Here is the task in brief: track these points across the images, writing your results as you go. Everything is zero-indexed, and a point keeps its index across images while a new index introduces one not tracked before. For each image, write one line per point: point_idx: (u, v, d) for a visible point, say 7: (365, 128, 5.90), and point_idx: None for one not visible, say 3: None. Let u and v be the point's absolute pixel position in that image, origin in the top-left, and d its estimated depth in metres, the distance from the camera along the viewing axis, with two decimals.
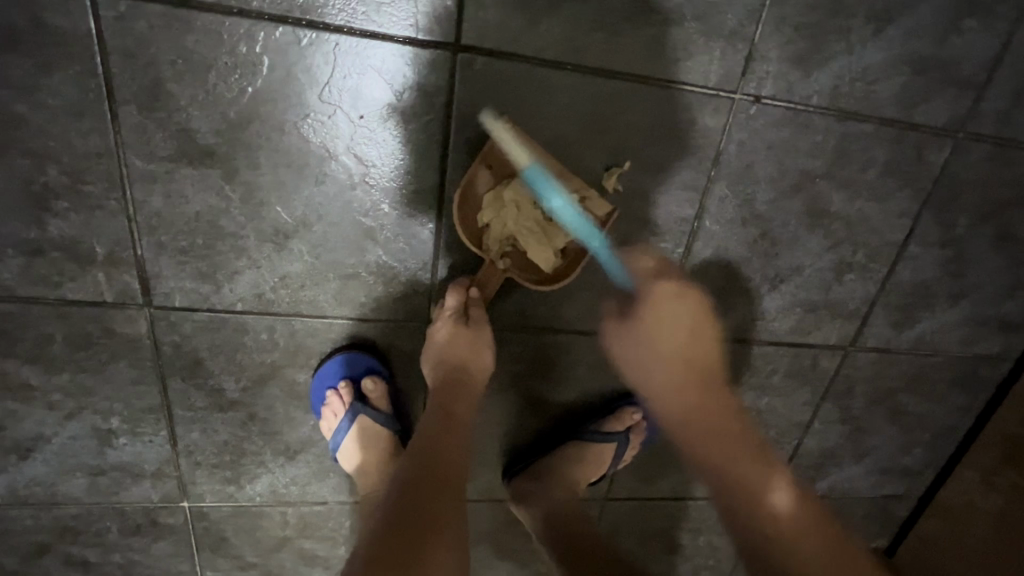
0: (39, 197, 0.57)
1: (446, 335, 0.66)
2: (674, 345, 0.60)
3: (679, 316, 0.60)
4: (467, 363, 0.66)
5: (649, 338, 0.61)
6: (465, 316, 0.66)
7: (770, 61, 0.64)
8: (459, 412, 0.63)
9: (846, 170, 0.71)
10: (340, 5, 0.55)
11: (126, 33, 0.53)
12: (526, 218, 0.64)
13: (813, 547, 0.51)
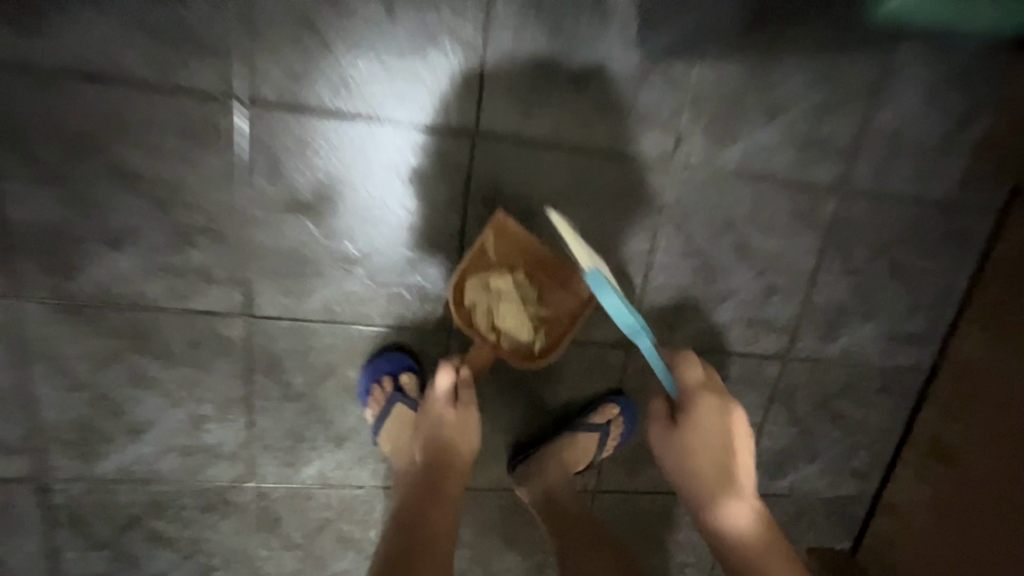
0: (183, 235, 0.82)
1: (441, 410, 0.83)
2: (703, 454, 0.72)
3: (717, 423, 0.72)
4: (456, 437, 0.83)
5: (692, 447, 0.72)
6: (456, 396, 0.84)
7: (697, 139, 0.90)
8: (450, 478, 0.80)
9: (761, 216, 0.95)
10: (399, 108, 0.82)
11: (257, 126, 0.79)
12: (510, 301, 0.86)
13: None
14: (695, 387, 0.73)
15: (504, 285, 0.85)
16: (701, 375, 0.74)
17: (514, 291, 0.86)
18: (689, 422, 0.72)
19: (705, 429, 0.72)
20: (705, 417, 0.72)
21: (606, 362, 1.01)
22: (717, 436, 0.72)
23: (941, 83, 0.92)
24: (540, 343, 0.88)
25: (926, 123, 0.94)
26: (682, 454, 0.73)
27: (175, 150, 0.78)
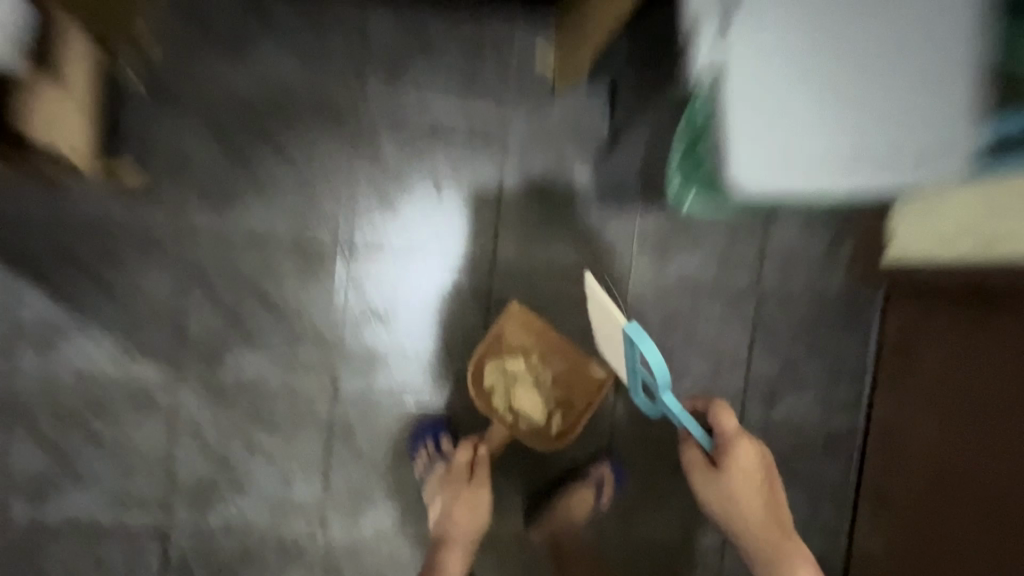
0: (292, 338, 1.19)
1: (459, 484, 1.14)
2: (744, 484, 0.93)
3: (751, 458, 0.94)
4: (469, 507, 1.14)
5: (734, 479, 0.93)
6: (472, 471, 1.15)
7: (646, 258, 1.28)
8: (464, 535, 1.12)
9: (702, 310, 1.31)
10: (436, 247, 1.21)
11: (343, 264, 1.19)
12: (521, 383, 1.17)
13: None
14: (731, 434, 0.95)
15: (519, 369, 1.17)
16: (739, 427, 0.96)
17: (527, 376, 1.17)
18: (730, 463, 0.93)
19: (742, 467, 0.94)
20: (744, 453, 0.93)
21: (596, 427, 1.30)
22: (752, 469, 0.94)
23: (819, 214, 1.31)
24: (547, 418, 1.18)
25: (814, 241, 1.32)
26: (728, 489, 0.94)
27: (297, 281, 1.17)
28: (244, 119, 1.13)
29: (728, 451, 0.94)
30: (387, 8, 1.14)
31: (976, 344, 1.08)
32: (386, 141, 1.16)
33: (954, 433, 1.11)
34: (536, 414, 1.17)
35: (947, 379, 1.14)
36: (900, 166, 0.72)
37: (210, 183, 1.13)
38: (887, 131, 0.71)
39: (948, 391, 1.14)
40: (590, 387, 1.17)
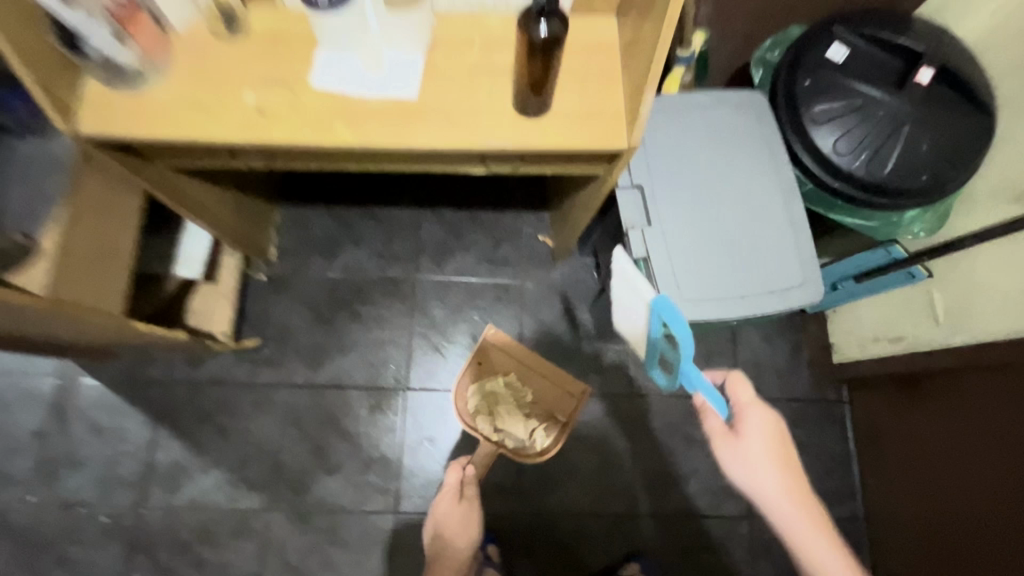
0: (362, 465, 1.46)
1: (449, 506, 1.32)
2: (767, 453, 0.89)
3: (768, 429, 0.90)
4: (461, 523, 1.31)
5: (754, 446, 0.89)
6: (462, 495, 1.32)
7: (641, 375, 1.57)
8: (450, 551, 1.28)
9: (695, 417, 1.55)
10: None
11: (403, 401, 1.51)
12: (501, 398, 1.41)
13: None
14: (743, 403, 0.92)
15: (498, 387, 1.42)
16: (754, 395, 0.92)
17: (505, 391, 1.42)
18: (746, 433, 0.90)
19: (758, 435, 0.90)
20: (758, 421, 0.90)
21: (621, 531, 1.48)
22: (772, 438, 0.90)
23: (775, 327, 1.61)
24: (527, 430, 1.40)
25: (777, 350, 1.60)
26: (747, 457, 0.89)
27: (367, 417, 1.49)
28: (330, 297, 1.56)
29: (742, 419, 0.91)
30: (432, 215, 1.63)
31: (949, 425, 1.24)
32: (432, 305, 1.58)
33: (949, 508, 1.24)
34: (516, 424, 1.40)
35: (932, 455, 1.28)
36: (772, 306, 1.01)
37: (304, 346, 1.52)
38: (759, 291, 1.01)
39: (939, 469, 1.27)
40: (558, 394, 1.41)
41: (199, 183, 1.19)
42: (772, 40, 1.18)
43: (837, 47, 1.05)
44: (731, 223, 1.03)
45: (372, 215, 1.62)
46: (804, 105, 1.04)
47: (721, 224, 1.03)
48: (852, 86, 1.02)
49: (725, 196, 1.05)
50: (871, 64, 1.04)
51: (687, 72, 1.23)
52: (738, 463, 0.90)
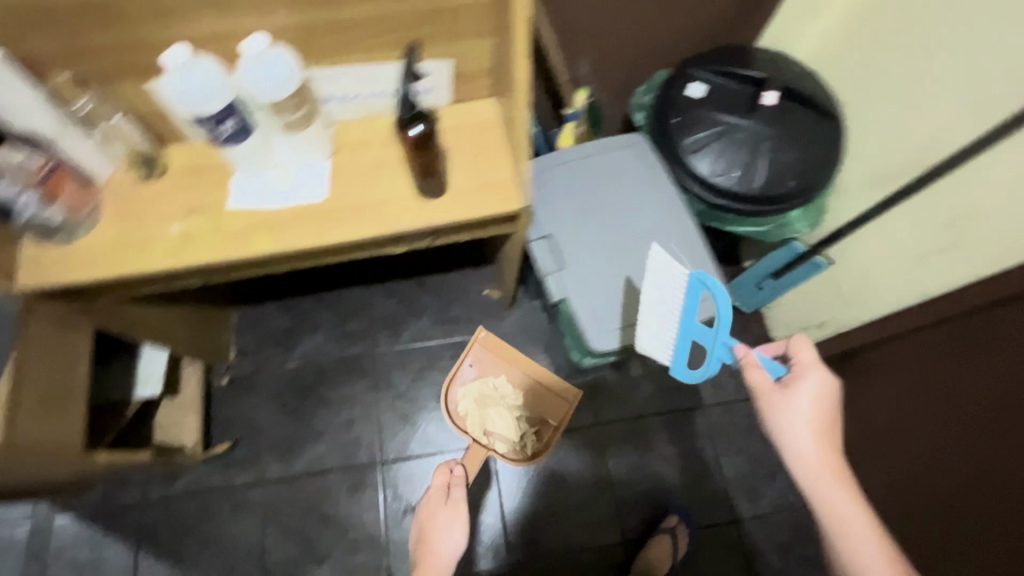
0: (352, 548, 1.47)
1: (436, 514, 1.22)
2: (814, 417, 0.92)
3: (828, 396, 0.93)
4: (442, 523, 1.20)
5: (807, 408, 0.92)
6: (449, 500, 1.23)
7: (607, 404, 1.62)
8: (430, 564, 1.15)
9: (665, 433, 1.60)
10: (450, 443, 1.58)
11: (381, 477, 1.53)
12: (491, 400, 1.52)
13: (872, 549, 0.86)
14: (804, 365, 0.94)
15: (489, 389, 1.53)
16: (816, 358, 0.95)
17: (496, 395, 1.52)
18: (804, 393, 0.92)
19: (814, 399, 0.92)
20: (823, 386, 0.93)
21: (617, 562, 1.49)
22: (824, 405, 0.92)
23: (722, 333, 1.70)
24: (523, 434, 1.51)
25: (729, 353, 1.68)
26: (795, 417, 0.92)
27: (348, 498, 1.51)
28: (296, 386, 1.60)
29: (800, 380, 0.94)
30: (382, 290, 1.71)
31: (880, 390, 1.28)
32: (397, 376, 1.63)
33: (886, 472, 1.26)
34: (513, 426, 1.50)
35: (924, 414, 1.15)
36: None
37: (275, 440, 1.54)
38: None
39: (876, 434, 1.30)
40: (546, 398, 1.56)
41: (149, 310, 1.24)
42: (644, 85, 1.33)
43: (694, 86, 1.20)
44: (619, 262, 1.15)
45: (324, 301, 1.69)
46: (676, 138, 1.17)
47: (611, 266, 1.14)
48: (712, 115, 1.16)
49: (605, 241, 1.16)
50: (725, 94, 1.18)
51: (577, 124, 1.36)
52: (781, 416, 0.93)
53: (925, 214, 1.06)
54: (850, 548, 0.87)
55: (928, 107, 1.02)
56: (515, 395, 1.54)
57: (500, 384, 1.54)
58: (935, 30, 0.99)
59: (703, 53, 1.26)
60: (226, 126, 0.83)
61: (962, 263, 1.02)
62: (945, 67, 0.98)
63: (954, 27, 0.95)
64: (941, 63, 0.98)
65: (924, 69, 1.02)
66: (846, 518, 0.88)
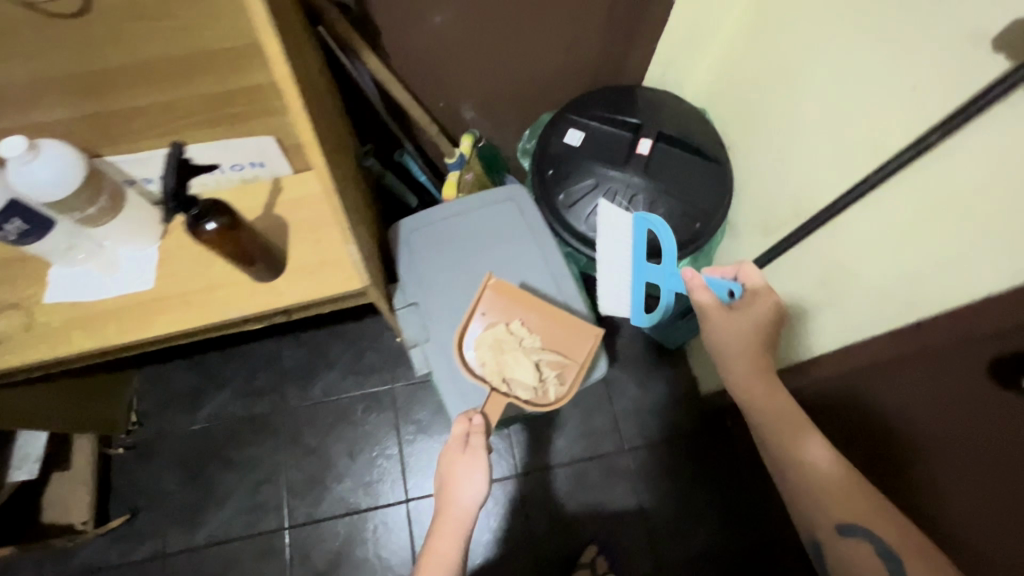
0: None
1: (453, 457, 0.91)
2: (748, 333, 0.91)
3: (762, 312, 0.91)
4: (461, 482, 0.90)
5: (742, 327, 0.91)
6: (467, 442, 0.91)
7: (526, 452, 1.57)
8: (448, 516, 0.90)
9: (586, 480, 1.55)
10: (363, 502, 1.52)
11: (290, 542, 1.48)
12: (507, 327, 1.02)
13: (810, 453, 0.86)
14: (760, 293, 0.92)
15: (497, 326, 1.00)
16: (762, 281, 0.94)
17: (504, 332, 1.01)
18: (748, 313, 0.91)
19: (752, 319, 0.91)
20: (756, 308, 0.91)
21: None
22: (761, 325, 0.91)
23: (646, 370, 1.64)
24: None
25: (653, 392, 1.62)
26: (734, 334, 0.91)
27: (255, 566, 1.45)
28: (200, 450, 1.54)
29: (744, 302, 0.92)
30: (292, 341, 1.64)
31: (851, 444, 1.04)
32: (307, 433, 1.57)
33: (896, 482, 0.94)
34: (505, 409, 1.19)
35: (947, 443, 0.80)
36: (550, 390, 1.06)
37: (178, 508, 1.48)
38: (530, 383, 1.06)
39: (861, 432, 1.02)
40: (569, 331, 1.00)
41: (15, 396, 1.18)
42: (531, 130, 1.27)
43: (572, 132, 1.14)
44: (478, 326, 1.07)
45: (231, 356, 1.62)
46: (552, 191, 1.12)
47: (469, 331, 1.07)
48: (588, 165, 1.10)
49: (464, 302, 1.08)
50: (603, 142, 1.12)
51: (466, 172, 1.29)
52: (716, 333, 0.92)
53: (801, 271, 1.01)
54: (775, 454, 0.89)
55: (797, 164, 0.97)
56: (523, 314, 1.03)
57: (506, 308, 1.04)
58: (794, 87, 0.94)
59: (585, 95, 1.19)
60: (9, 228, 0.77)
61: (832, 326, 0.98)
62: (805, 127, 0.92)
63: (810, 85, 0.89)
64: (803, 121, 0.93)
65: (790, 124, 0.97)
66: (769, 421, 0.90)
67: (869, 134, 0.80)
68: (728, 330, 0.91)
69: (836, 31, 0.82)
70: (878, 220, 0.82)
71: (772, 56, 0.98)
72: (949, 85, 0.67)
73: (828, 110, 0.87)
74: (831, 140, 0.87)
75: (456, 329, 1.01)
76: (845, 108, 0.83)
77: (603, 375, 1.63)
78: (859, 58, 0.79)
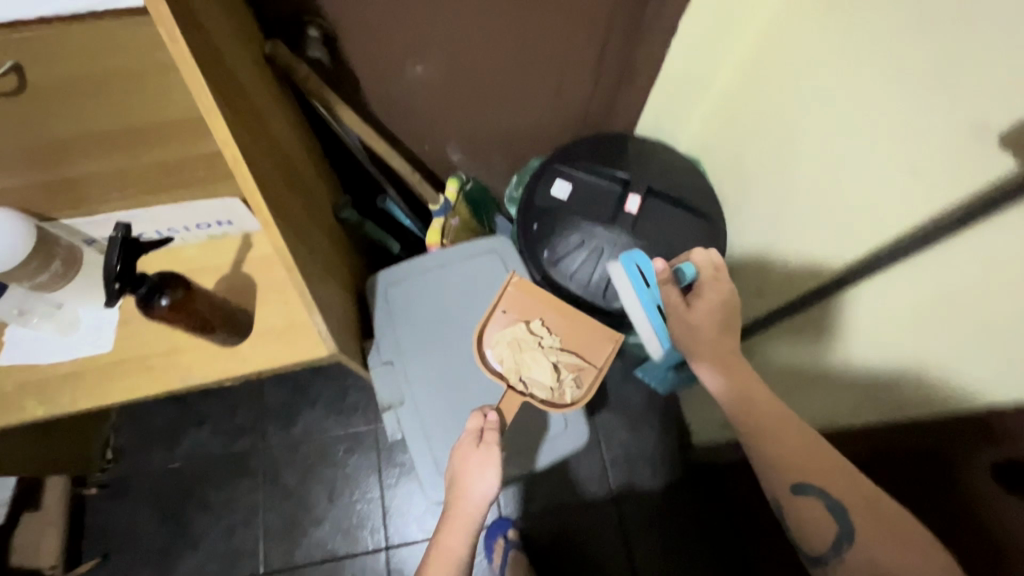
0: None
1: (466, 453, 0.88)
2: (707, 323, 0.84)
3: (718, 297, 0.85)
4: (474, 477, 0.86)
5: (695, 320, 0.85)
6: (481, 439, 0.88)
7: (511, 501, 1.52)
8: (456, 513, 0.86)
9: (573, 531, 1.50)
10: (342, 549, 1.47)
11: None
12: (531, 327, 0.98)
13: (775, 429, 0.76)
14: (713, 280, 0.86)
15: (519, 330, 0.97)
16: (717, 264, 0.87)
17: (527, 333, 0.97)
18: (700, 301, 0.85)
19: (708, 308, 0.84)
20: (710, 291, 0.85)
21: None
22: (720, 311, 0.85)
23: (638, 416, 1.59)
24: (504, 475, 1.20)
25: (645, 440, 1.57)
26: (690, 330, 0.85)
27: None
28: (177, 490, 1.50)
29: (700, 290, 0.86)
30: (274, 378, 1.60)
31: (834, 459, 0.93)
32: (287, 474, 1.53)
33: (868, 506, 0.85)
34: None
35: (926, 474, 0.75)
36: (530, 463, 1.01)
37: (152, 551, 1.44)
38: (510, 456, 1.01)
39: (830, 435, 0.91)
40: (590, 332, 0.97)
41: None
42: (519, 176, 1.22)
43: (560, 184, 1.09)
44: (449, 391, 1.01)
45: (211, 392, 1.58)
46: (539, 247, 1.07)
47: (441, 397, 1.01)
48: (574, 221, 1.06)
49: (437, 364, 1.03)
50: (591, 195, 1.08)
51: (451, 218, 1.25)
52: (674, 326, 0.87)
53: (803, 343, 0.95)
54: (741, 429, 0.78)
55: (790, 231, 0.92)
56: (546, 314, 1.00)
57: (530, 309, 1.00)
58: (786, 153, 0.89)
59: (573, 142, 1.14)
60: None
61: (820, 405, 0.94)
62: (798, 197, 0.88)
63: (801, 155, 0.85)
64: (794, 189, 0.88)
65: (783, 189, 0.92)
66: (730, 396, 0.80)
67: (857, 216, 0.75)
68: (679, 322, 0.86)
69: (827, 103, 0.78)
70: (883, 306, 0.76)
71: (764, 117, 0.94)
72: (942, 176, 0.62)
73: (819, 183, 0.82)
74: (822, 214, 0.82)
75: (476, 327, 0.98)
76: (833, 184, 0.79)
77: (592, 420, 1.58)
78: (849, 134, 0.74)
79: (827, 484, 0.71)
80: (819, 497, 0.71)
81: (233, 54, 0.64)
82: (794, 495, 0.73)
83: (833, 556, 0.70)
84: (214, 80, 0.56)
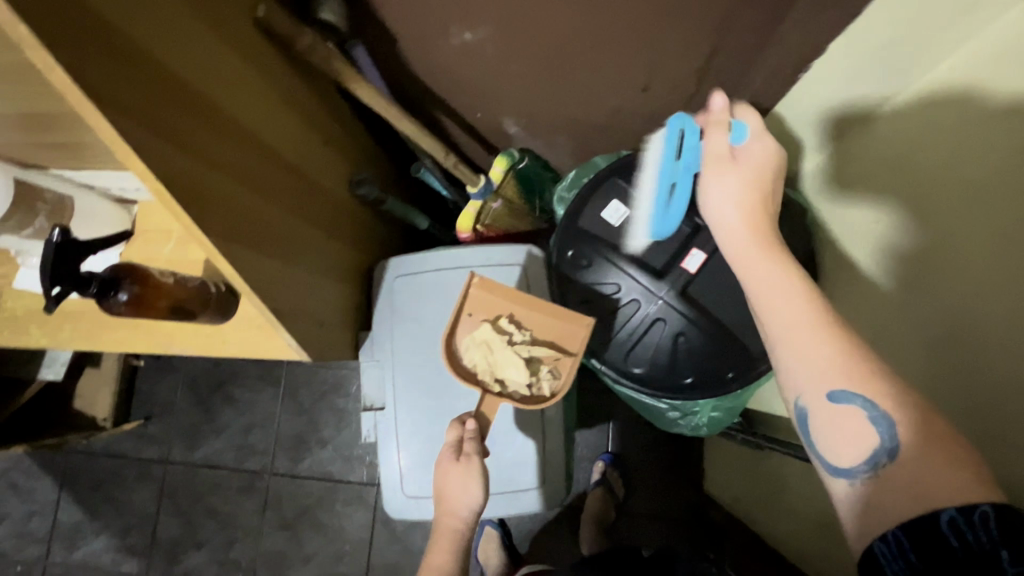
0: (231, 539, 1.57)
1: (444, 470, 0.73)
2: (753, 205, 0.61)
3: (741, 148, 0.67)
4: (462, 496, 0.73)
5: (742, 188, 0.61)
6: (460, 453, 0.72)
7: None
8: (444, 528, 0.74)
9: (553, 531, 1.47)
10: (340, 473, 1.57)
11: (268, 484, 1.59)
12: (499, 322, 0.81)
13: (802, 313, 0.53)
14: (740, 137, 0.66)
15: (485, 332, 0.79)
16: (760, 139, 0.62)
17: (493, 333, 0.79)
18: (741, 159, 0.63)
19: (756, 177, 0.61)
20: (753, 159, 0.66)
21: None
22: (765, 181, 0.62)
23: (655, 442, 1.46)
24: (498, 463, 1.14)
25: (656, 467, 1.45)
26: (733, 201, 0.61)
27: (237, 494, 1.59)
28: (210, 379, 1.63)
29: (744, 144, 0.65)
30: None
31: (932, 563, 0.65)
32: (305, 393, 1.61)
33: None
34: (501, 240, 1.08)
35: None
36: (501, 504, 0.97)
37: (183, 424, 1.62)
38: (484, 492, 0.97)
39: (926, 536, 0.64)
40: (563, 315, 0.80)
41: None
42: (576, 173, 1.02)
43: (613, 206, 0.89)
44: (433, 410, 0.94)
45: None
46: (569, 282, 0.90)
47: (423, 412, 0.95)
48: (614, 257, 0.87)
49: (426, 376, 0.94)
50: None
51: (492, 200, 1.08)
52: (712, 199, 0.63)
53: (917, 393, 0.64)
54: (762, 319, 0.57)
55: (880, 350, 0.71)
56: (515, 303, 0.82)
57: (497, 310, 0.82)
58: (988, 160, 0.54)
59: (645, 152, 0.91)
60: None
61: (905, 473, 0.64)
62: (953, 285, 0.58)
63: (977, 217, 0.55)
64: (902, 298, 0.67)
65: (887, 298, 0.70)
66: (745, 272, 0.59)
67: None
68: (724, 190, 0.61)
69: None
70: None
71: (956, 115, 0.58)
72: None
73: (1010, 270, 0.51)
74: None
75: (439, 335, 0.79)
76: None
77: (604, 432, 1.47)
78: None
79: (873, 393, 0.49)
80: (861, 407, 0.49)
81: (194, 57, 0.54)
82: (830, 404, 0.51)
83: (867, 472, 0.48)
84: (143, 111, 0.46)
